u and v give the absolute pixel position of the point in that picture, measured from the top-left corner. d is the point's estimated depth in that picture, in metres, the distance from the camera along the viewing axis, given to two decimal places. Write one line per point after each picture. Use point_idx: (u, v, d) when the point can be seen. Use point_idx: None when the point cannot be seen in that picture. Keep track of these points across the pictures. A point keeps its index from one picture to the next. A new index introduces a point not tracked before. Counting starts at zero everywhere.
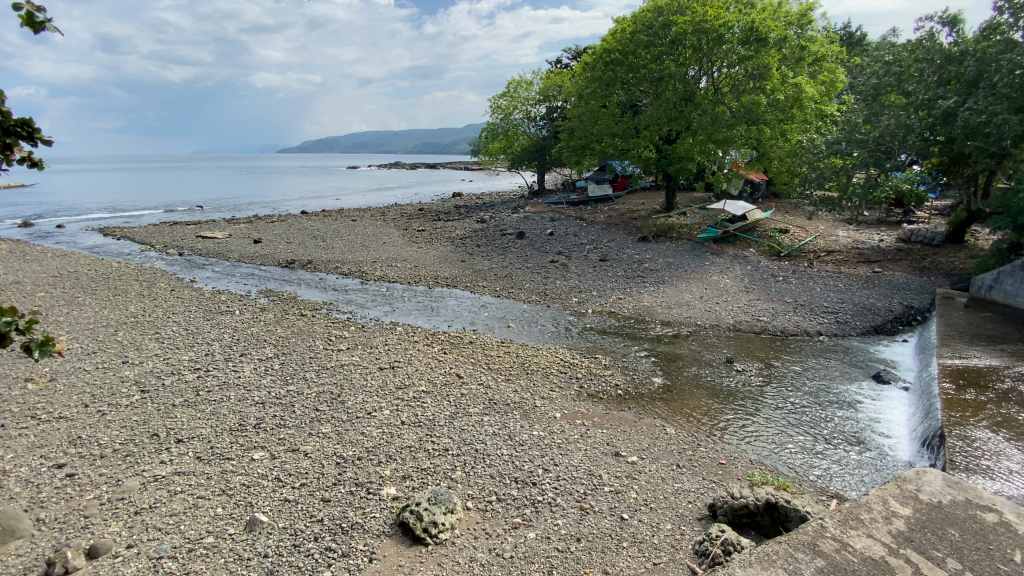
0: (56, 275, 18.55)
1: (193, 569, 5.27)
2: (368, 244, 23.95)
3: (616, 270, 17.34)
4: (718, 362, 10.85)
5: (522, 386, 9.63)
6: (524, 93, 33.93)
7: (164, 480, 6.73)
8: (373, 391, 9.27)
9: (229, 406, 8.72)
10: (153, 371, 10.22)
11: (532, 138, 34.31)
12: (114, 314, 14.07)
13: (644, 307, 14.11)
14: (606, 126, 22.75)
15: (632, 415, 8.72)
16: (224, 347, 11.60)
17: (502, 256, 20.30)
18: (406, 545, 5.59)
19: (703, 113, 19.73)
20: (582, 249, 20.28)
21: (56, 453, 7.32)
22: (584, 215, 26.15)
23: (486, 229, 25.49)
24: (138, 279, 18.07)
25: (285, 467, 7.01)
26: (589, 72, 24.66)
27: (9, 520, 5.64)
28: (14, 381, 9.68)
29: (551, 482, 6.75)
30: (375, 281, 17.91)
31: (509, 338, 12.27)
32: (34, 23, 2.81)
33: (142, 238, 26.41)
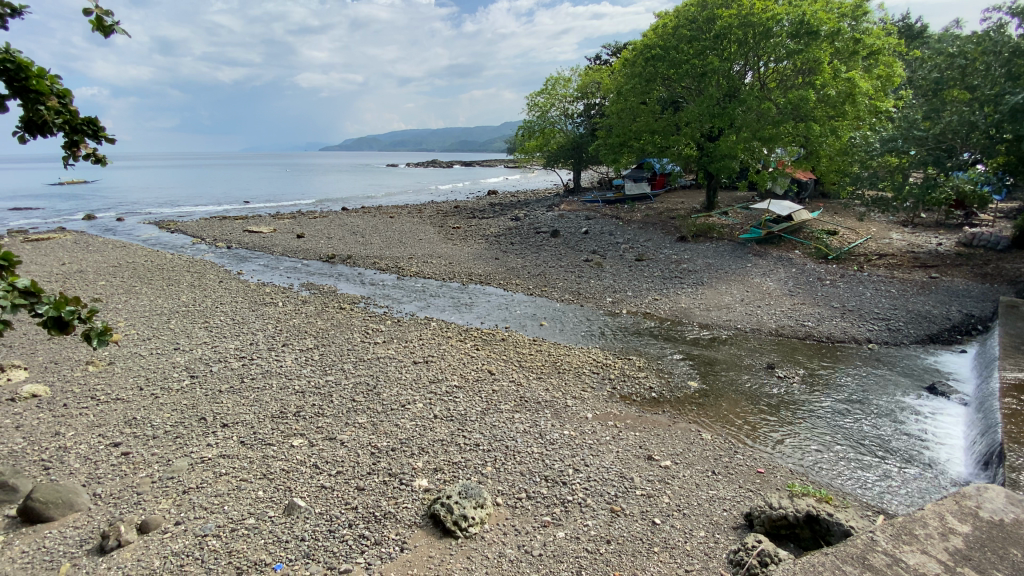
0: (115, 265, 19.69)
1: (236, 548, 5.48)
2: (404, 240, 24.34)
3: (652, 270, 17.04)
4: (758, 367, 10.50)
5: (554, 384, 9.59)
6: (562, 90, 33.76)
7: (210, 462, 7.06)
8: (408, 384, 9.44)
9: (272, 394, 9.07)
10: (202, 358, 10.73)
11: (569, 135, 34.08)
12: (166, 303, 14.82)
13: (682, 309, 13.80)
14: (646, 123, 22.44)
15: (667, 419, 8.54)
16: (268, 337, 12.06)
17: (536, 254, 20.19)
18: (437, 537, 5.66)
19: (748, 109, 19.09)
20: (617, 248, 19.99)
21: (113, 432, 7.78)
22: (620, 214, 25.72)
23: (520, 227, 25.50)
24: (190, 270, 19.01)
25: (322, 454, 7.21)
26: (628, 68, 24.26)
27: (69, 493, 6.03)
28: (77, 364, 10.35)
29: (581, 483, 6.69)
30: (410, 277, 18.21)
31: (541, 338, 12.12)
32: (108, 30, 3.09)
33: (193, 232, 27.74)
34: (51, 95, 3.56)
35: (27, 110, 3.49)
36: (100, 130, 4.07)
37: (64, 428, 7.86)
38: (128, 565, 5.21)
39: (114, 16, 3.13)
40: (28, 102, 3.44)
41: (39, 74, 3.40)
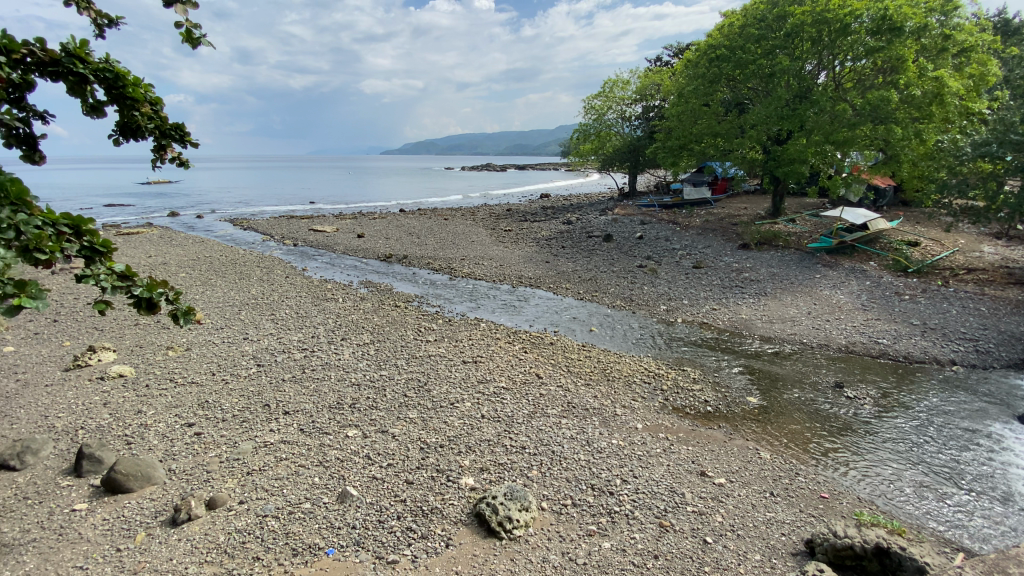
0: (194, 259, 21.29)
1: (293, 530, 5.75)
2: (458, 242, 24.81)
3: (711, 278, 16.42)
4: (825, 385, 9.84)
5: (603, 392, 9.41)
6: (620, 92, 33.33)
7: (272, 446, 7.45)
8: (457, 383, 9.58)
9: (330, 385, 9.48)
10: (268, 348, 11.37)
11: (626, 138, 33.51)
12: (237, 295, 15.86)
13: (742, 320, 13.19)
14: (708, 125, 21.56)
15: (723, 435, 8.16)
16: (328, 331, 12.62)
17: (588, 258, 19.98)
18: (481, 536, 5.68)
19: (820, 111, 18.05)
20: (673, 255, 19.41)
21: (187, 413, 8.39)
22: (678, 219, 24.96)
23: (573, 230, 25.33)
24: (260, 265, 20.23)
25: (374, 446, 7.44)
26: (691, 69, 23.60)
27: (148, 467, 6.52)
28: (158, 348, 11.24)
29: (629, 494, 6.51)
30: (462, 278, 18.53)
31: (591, 344, 11.97)
32: (195, 42, 3.79)
33: (264, 230, 29.59)
34: (144, 101, 4.20)
35: (124, 114, 4.15)
36: (187, 136, 4.77)
37: (146, 406, 8.55)
38: (197, 537, 5.58)
39: (200, 30, 3.80)
40: (124, 107, 4.09)
41: (133, 83, 3.98)
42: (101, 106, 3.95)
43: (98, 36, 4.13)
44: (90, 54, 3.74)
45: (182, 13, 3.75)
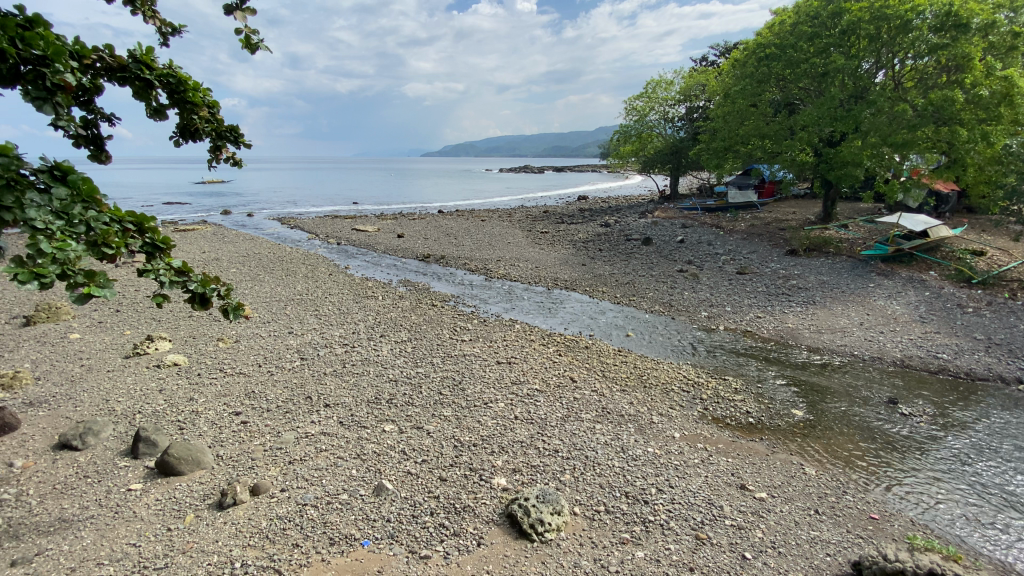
0: (244, 255, 22.29)
1: (330, 519, 5.91)
2: (495, 243, 24.97)
3: (755, 285, 15.86)
4: (877, 401, 9.31)
5: (638, 399, 9.23)
6: (663, 93, 32.76)
7: (312, 437, 7.70)
8: (491, 383, 9.61)
9: (368, 380, 9.72)
10: (311, 342, 11.77)
11: (667, 139, 32.86)
12: (283, 291, 16.49)
13: (788, 330, 12.66)
14: (756, 126, 20.85)
15: (765, 448, 7.86)
16: (368, 328, 12.94)
17: (626, 262, 19.71)
18: (513, 537, 5.68)
19: (877, 112, 17.16)
20: (716, 260, 18.86)
21: (235, 402, 8.77)
22: (721, 223, 24.25)
23: (611, 233, 25.03)
24: (305, 263, 21.00)
25: (409, 442, 7.56)
26: (738, 69, 22.95)
27: (197, 452, 6.85)
28: (210, 339, 11.82)
29: (665, 503, 6.36)
30: (498, 279, 18.63)
31: (627, 349, 11.79)
32: (253, 47, 4.15)
33: (310, 228, 30.69)
34: (202, 105, 4.42)
35: (184, 118, 4.38)
36: (241, 138, 5.00)
37: (197, 394, 9.00)
38: (241, 521, 5.82)
39: (259, 36, 4.15)
40: (184, 111, 4.31)
41: (193, 88, 4.19)
42: (163, 110, 4.20)
43: (164, 44, 4.41)
44: (156, 61, 3.99)
45: (241, 20, 4.00)
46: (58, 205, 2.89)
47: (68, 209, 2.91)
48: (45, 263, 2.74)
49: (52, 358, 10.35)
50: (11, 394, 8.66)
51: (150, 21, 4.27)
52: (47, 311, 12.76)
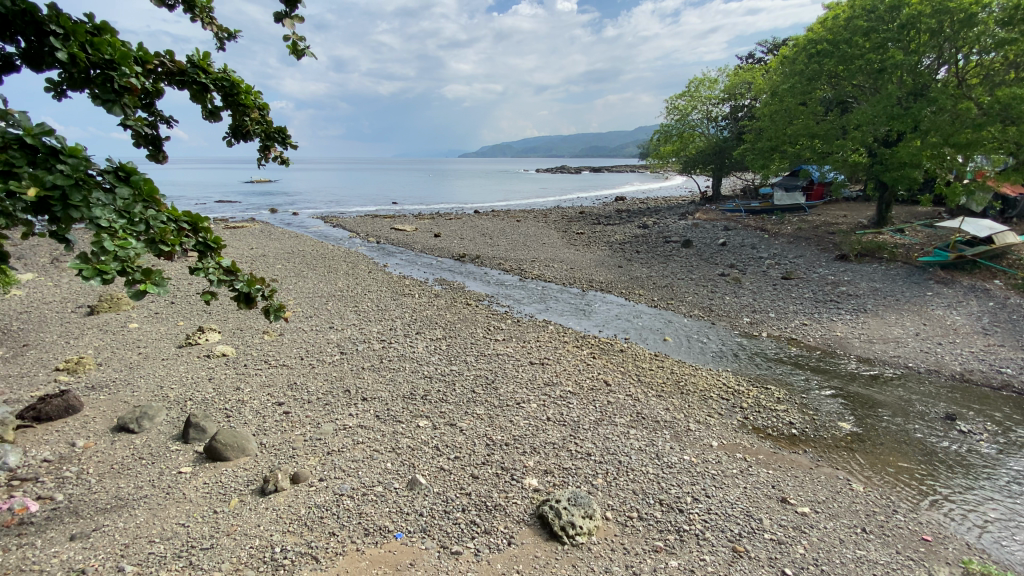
0: (289, 252, 23.12)
1: (365, 510, 6.04)
2: (530, 243, 24.97)
3: (801, 291, 15.24)
4: (932, 416, 8.76)
5: (675, 405, 9.02)
6: (707, 92, 31.94)
7: (350, 429, 7.91)
8: (524, 383, 9.61)
9: (404, 376, 9.91)
10: (350, 337, 12.10)
11: (710, 139, 32.02)
12: (324, 287, 17.01)
13: (836, 338, 12.09)
14: (805, 126, 20.06)
15: (809, 461, 7.54)
16: (404, 324, 13.19)
17: (663, 264, 19.32)
18: (543, 538, 5.65)
19: (938, 111, 16.19)
20: (759, 264, 18.22)
21: (278, 392, 9.11)
22: (766, 227, 23.40)
23: (649, 235, 24.58)
24: (346, 260, 21.60)
25: (443, 438, 7.66)
26: (787, 66, 22.12)
27: (242, 439, 7.15)
28: (256, 332, 12.32)
29: (701, 513, 6.19)
30: (533, 279, 18.61)
31: (663, 353, 11.55)
32: (299, 53, 4.30)
33: (351, 227, 31.57)
34: (254, 108, 4.60)
35: (237, 119, 4.57)
36: (288, 139, 5.18)
37: (243, 384, 9.41)
38: (281, 507, 6.04)
39: (304, 42, 4.29)
40: (236, 113, 4.51)
41: (245, 91, 4.38)
42: (217, 111, 4.40)
43: (220, 49, 4.62)
44: (212, 66, 4.19)
45: (289, 28, 4.14)
46: (121, 205, 3.05)
47: (129, 208, 3.09)
48: (106, 260, 2.89)
49: (112, 346, 11.03)
50: (77, 377, 9.27)
51: (207, 28, 4.48)
52: (109, 302, 13.61)
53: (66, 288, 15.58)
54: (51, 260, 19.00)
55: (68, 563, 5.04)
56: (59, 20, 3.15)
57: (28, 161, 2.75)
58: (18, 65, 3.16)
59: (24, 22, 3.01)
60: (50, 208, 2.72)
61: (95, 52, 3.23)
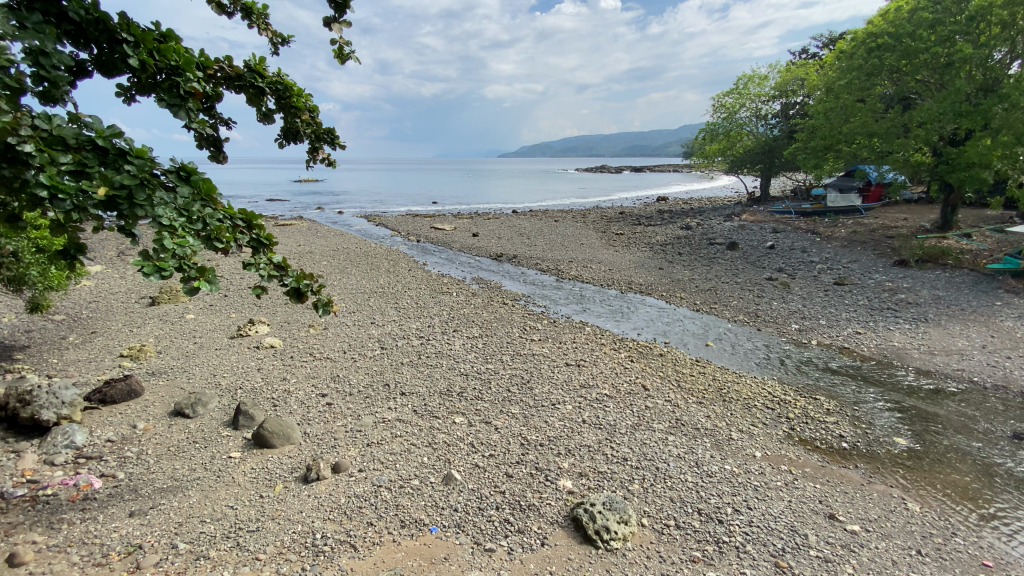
0: (334, 249, 23.92)
1: (402, 503, 6.17)
2: (568, 243, 24.82)
3: (855, 297, 14.49)
4: (1000, 435, 8.14)
5: (716, 413, 8.75)
6: (756, 89, 30.83)
7: (388, 423, 8.09)
8: (560, 384, 9.56)
9: (441, 372, 10.05)
10: (391, 333, 12.39)
11: (758, 138, 30.95)
12: (366, 284, 17.46)
13: (893, 349, 11.42)
14: (862, 123, 19.07)
15: (860, 477, 7.15)
16: (442, 322, 13.37)
17: (706, 267, 18.79)
18: (577, 541, 5.60)
19: (1011, 107, 15.22)
20: (809, 269, 17.44)
21: (322, 384, 9.44)
22: (817, 229, 22.35)
23: (692, 237, 23.96)
24: (387, 258, 22.13)
25: (478, 435, 7.73)
26: (844, 61, 21.08)
27: (287, 428, 7.43)
28: (302, 325, 12.80)
29: (741, 525, 5.99)
30: (570, 280, 18.50)
31: (705, 359, 11.24)
32: (344, 58, 4.47)
33: (392, 226, 32.29)
34: (305, 109, 4.77)
35: (288, 121, 4.75)
36: (336, 140, 5.34)
37: (289, 375, 9.79)
38: (323, 494, 6.25)
39: (350, 46, 4.45)
40: (288, 115, 4.70)
41: (297, 93, 4.55)
42: (271, 114, 4.60)
43: (274, 53, 4.83)
44: (267, 69, 4.41)
45: (337, 32, 4.29)
46: (181, 203, 3.21)
47: (189, 207, 3.24)
48: (165, 257, 3.05)
49: (171, 335, 11.70)
50: (139, 364, 9.89)
51: (263, 33, 4.69)
52: (169, 294, 14.46)
53: (131, 280, 16.67)
54: (117, 253, 20.38)
55: (127, 538, 5.38)
56: (129, 28, 3.36)
57: (100, 161, 2.94)
58: (90, 70, 3.38)
59: (97, 30, 3.25)
60: (118, 206, 2.91)
61: (161, 58, 3.42)
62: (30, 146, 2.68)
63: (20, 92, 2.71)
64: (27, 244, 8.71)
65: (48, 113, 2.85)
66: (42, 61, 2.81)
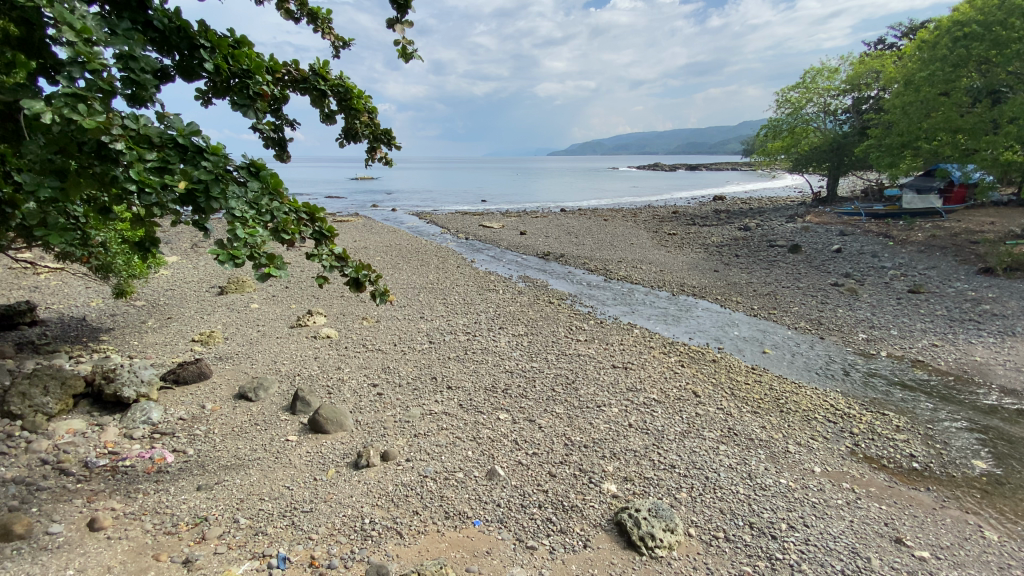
0: (387, 245, 24.66)
1: (447, 494, 6.29)
2: (617, 243, 24.41)
3: (931, 307, 13.42)
4: None
5: (771, 423, 8.35)
6: (825, 82, 29.11)
7: (435, 415, 8.26)
8: (606, 386, 9.42)
9: (487, 368, 10.15)
10: (438, 328, 12.63)
11: (826, 135, 29.19)
12: (417, 279, 17.91)
13: (974, 364, 10.48)
14: (944, 119, 17.66)
15: (932, 500, 6.61)
16: (489, 319, 13.49)
17: (764, 271, 17.95)
18: (620, 546, 5.51)
19: None
20: (880, 275, 16.28)
21: (374, 375, 9.76)
22: (890, 233, 20.84)
23: (750, 239, 22.92)
24: (437, 254, 22.58)
25: (522, 433, 7.75)
26: (926, 52, 19.60)
27: (340, 416, 7.74)
28: (355, 317, 13.30)
29: (797, 543, 5.69)
30: (618, 280, 18.21)
31: (761, 367, 10.76)
32: (407, 58, 4.64)
33: (442, 223, 32.86)
34: (365, 111, 4.94)
35: (349, 122, 4.93)
36: (393, 141, 5.49)
37: (343, 364, 10.20)
38: (372, 481, 6.47)
39: (412, 47, 4.62)
40: (349, 116, 4.89)
41: (357, 95, 4.73)
42: (333, 115, 4.80)
43: (336, 57, 5.07)
44: (330, 73, 4.64)
45: (400, 33, 4.44)
46: (252, 198, 3.43)
47: (258, 201, 3.46)
48: (238, 246, 3.25)
49: (237, 323, 12.45)
50: (208, 348, 10.61)
51: (327, 38, 4.93)
52: (235, 284, 15.37)
53: (202, 270, 17.87)
54: (191, 245, 21.92)
55: (195, 510, 5.78)
56: (207, 35, 3.60)
57: (180, 158, 3.17)
58: (173, 75, 3.66)
59: (180, 37, 3.52)
60: (196, 199, 3.16)
61: (235, 63, 3.64)
62: (121, 144, 2.88)
63: (112, 94, 2.94)
64: (114, 235, 9.49)
65: (135, 112, 3.05)
66: (132, 65, 3.05)
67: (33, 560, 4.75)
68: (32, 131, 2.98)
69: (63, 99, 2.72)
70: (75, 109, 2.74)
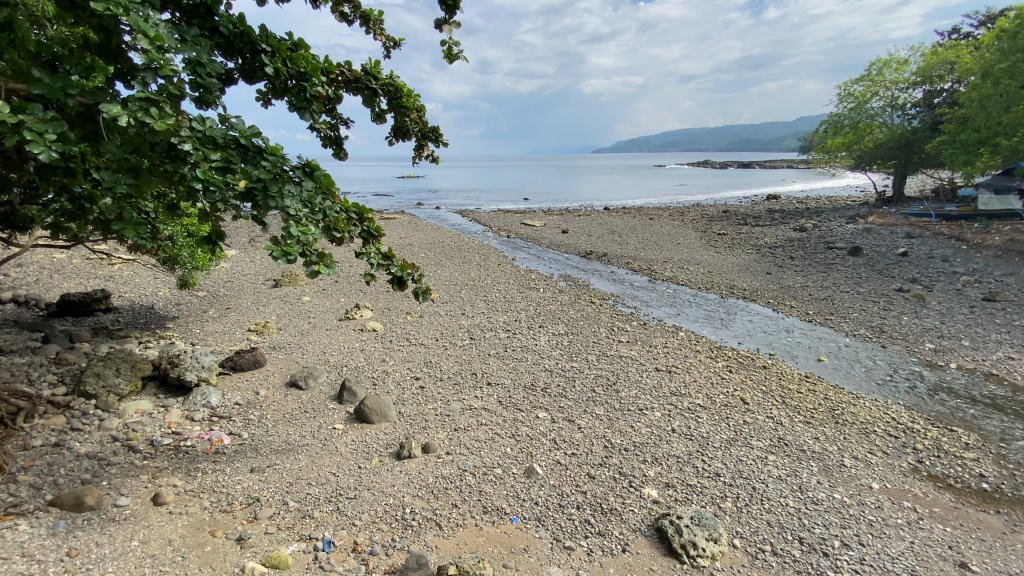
0: (431, 243, 25.10)
1: (485, 488, 6.36)
2: (662, 243, 23.84)
3: (1009, 316, 12.37)
4: None
5: (826, 435, 7.94)
6: (893, 75, 27.35)
7: (475, 411, 8.34)
8: (648, 390, 9.23)
9: (527, 367, 10.15)
10: (479, 325, 12.75)
11: (892, 131, 27.41)
12: (459, 276, 18.13)
13: None
14: None
15: (1003, 525, 6.11)
16: (529, 317, 13.49)
17: (820, 274, 17.07)
18: (660, 553, 5.39)
19: None
20: (950, 281, 15.15)
21: (416, 369, 9.96)
22: (964, 236, 19.34)
23: (806, 240, 21.83)
24: (479, 252, 22.79)
25: (561, 432, 7.72)
26: (1008, 40, 18.11)
27: (383, 407, 7.95)
28: (399, 312, 13.61)
29: (850, 562, 5.39)
30: (663, 281, 17.80)
31: (815, 375, 10.24)
32: (453, 57, 4.72)
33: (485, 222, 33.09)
34: (414, 109, 5.03)
35: (398, 121, 5.04)
36: (440, 138, 5.58)
37: (388, 357, 10.46)
38: (413, 472, 6.62)
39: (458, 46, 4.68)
40: (399, 114, 4.99)
41: (407, 94, 4.82)
42: (383, 114, 4.93)
43: (386, 57, 5.20)
44: (381, 73, 4.76)
45: (447, 33, 4.50)
46: (306, 196, 3.57)
47: (312, 199, 3.60)
48: (291, 243, 3.39)
49: (289, 314, 13.02)
50: (262, 337, 11.15)
51: (378, 39, 5.06)
52: (289, 277, 16.07)
53: (259, 263, 18.80)
54: (248, 240, 23.09)
55: (248, 490, 6.10)
56: (268, 39, 3.77)
57: (242, 157, 3.34)
58: (236, 78, 3.87)
59: (242, 42, 3.70)
60: (255, 197, 3.31)
61: (293, 65, 3.80)
62: (188, 144, 3.06)
63: (181, 97, 3.13)
64: (180, 229, 10.12)
65: (202, 114, 3.23)
66: (199, 69, 3.23)
67: (101, 530, 5.14)
68: (109, 131, 3.22)
69: (137, 103, 2.91)
70: (148, 112, 2.93)
